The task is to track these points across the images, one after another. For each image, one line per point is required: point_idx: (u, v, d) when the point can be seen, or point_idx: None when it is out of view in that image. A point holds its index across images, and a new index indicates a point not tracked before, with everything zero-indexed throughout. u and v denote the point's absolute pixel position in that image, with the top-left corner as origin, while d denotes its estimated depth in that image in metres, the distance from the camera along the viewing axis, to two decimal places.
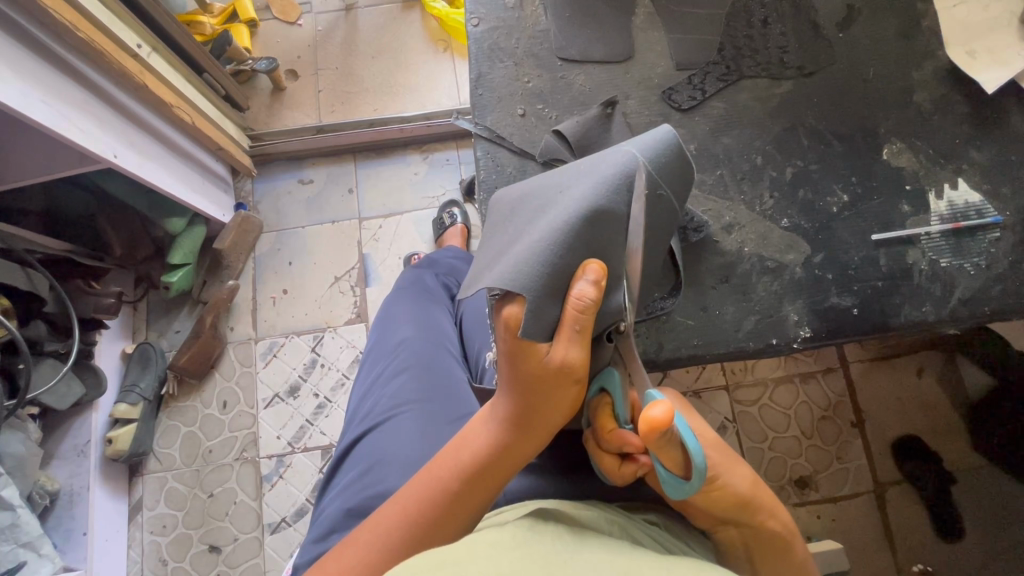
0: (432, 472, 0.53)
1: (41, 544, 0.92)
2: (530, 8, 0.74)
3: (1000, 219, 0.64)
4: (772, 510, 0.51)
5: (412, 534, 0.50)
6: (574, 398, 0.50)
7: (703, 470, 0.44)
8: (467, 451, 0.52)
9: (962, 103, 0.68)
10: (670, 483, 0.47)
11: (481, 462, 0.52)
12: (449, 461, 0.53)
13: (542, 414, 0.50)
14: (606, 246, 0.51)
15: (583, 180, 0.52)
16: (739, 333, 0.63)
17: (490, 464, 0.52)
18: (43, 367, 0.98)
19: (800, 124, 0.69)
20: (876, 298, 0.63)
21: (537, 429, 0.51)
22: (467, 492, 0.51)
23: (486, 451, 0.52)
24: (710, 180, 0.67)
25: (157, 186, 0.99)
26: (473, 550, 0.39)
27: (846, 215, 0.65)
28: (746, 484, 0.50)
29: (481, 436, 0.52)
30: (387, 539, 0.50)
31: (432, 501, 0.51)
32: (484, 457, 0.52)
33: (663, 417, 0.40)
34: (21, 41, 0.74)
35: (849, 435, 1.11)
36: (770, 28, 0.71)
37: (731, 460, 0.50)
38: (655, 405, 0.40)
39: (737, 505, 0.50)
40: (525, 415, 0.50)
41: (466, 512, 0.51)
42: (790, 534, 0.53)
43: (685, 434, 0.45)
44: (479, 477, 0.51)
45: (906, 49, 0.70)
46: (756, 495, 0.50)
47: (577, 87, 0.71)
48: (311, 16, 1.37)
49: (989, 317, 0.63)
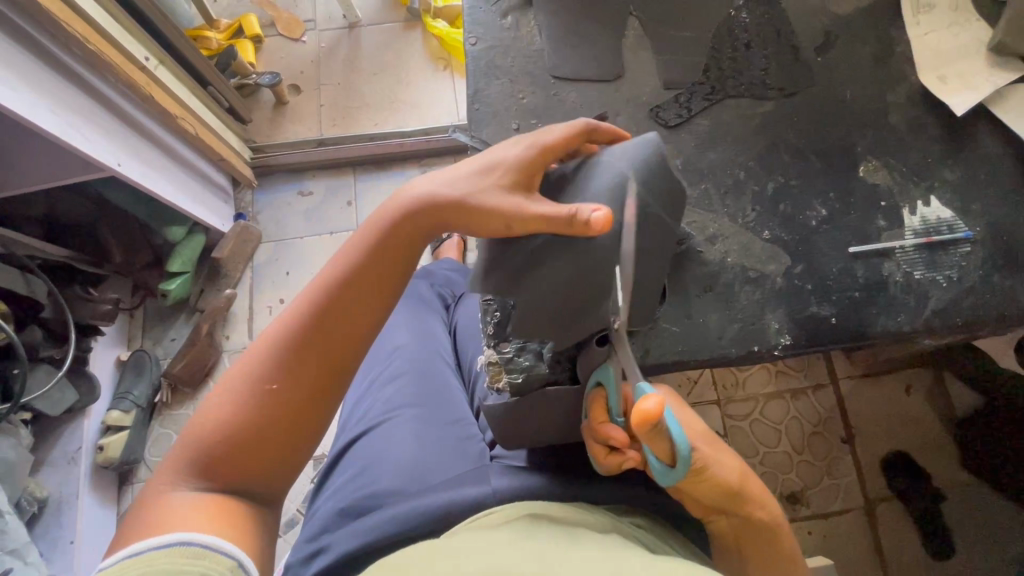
0: (380, 235, 0.56)
1: (27, 552, 0.92)
2: (526, 28, 0.77)
3: (970, 233, 0.67)
4: (764, 504, 0.55)
5: (299, 344, 0.52)
6: (488, 202, 0.54)
7: (688, 459, 0.47)
8: (367, 235, 0.56)
9: (934, 125, 0.71)
10: (661, 474, 0.50)
11: (395, 253, 0.56)
12: (397, 224, 0.56)
13: (472, 206, 0.54)
14: (601, 263, 0.53)
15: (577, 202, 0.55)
16: (723, 339, 0.65)
17: (387, 254, 0.56)
18: (39, 373, 1.00)
19: (781, 141, 0.71)
20: (854, 307, 0.65)
21: (464, 222, 0.55)
22: (390, 245, 0.56)
23: (387, 231, 0.56)
24: (696, 193, 0.70)
25: (160, 196, 1.02)
26: (474, 552, 0.43)
27: (824, 229, 0.68)
28: (734, 476, 0.53)
29: (388, 215, 0.56)
30: (275, 350, 0.52)
31: (373, 262, 0.55)
32: (420, 219, 0.56)
33: (654, 409, 0.43)
34: (33, 52, 0.78)
35: (839, 450, 1.13)
36: (753, 52, 0.74)
37: (721, 454, 0.54)
38: (647, 398, 0.44)
39: (727, 494, 0.53)
40: (441, 211, 0.55)
41: (393, 267, 0.56)
42: (779, 524, 0.56)
43: (672, 426, 0.48)
44: (409, 235, 0.56)
45: (881, 73, 0.73)
46: (744, 486, 0.53)
47: (570, 103, 0.73)
48: (314, 33, 1.41)
49: (962, 328, 0.65)
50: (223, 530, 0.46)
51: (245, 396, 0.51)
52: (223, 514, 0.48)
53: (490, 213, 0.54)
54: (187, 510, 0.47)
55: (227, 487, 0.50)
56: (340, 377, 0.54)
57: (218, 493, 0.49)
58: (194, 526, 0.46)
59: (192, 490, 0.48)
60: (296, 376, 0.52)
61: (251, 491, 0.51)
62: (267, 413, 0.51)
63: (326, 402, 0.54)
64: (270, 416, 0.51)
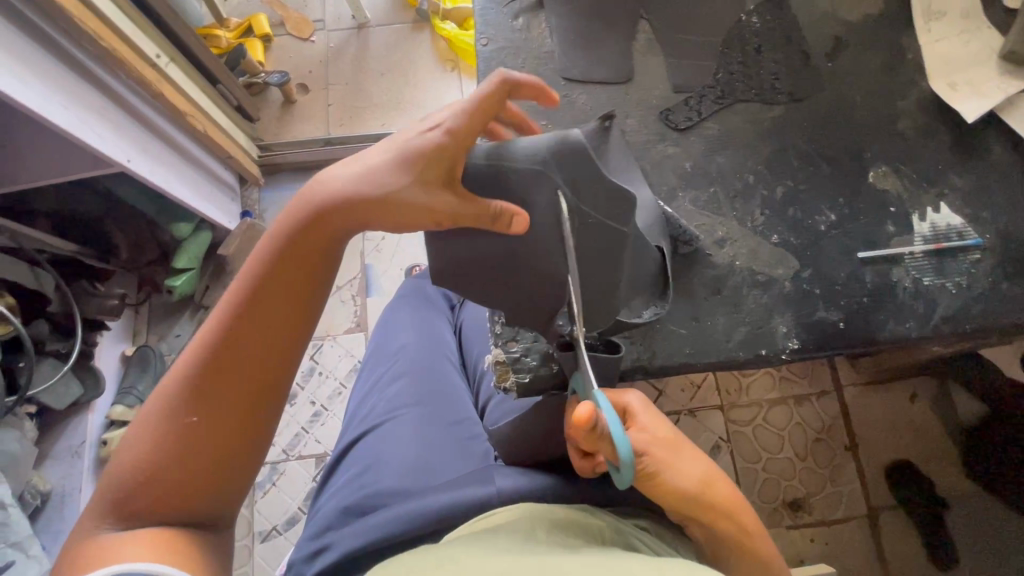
0: (289, 236, 0.48)
1: (29, 545, 0.92)
2: (538, 30, 0.77)
3: (980, 241, 0.67)
4: (730, 514, 0.54)
5: (213, 368, 0.47)
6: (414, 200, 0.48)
7: (629, 463, 0.45)
8: (272, 245, 0.49)
9: (945, 132, 0.71)
10: (613, 470, 0.49)
11: (311, 255, 0.49)
12: (305, 223, 0.48)
13: (396, 208, 0.48)
14: (549, 276, 0.55)
15: (512, 200, 0.53)
16: (731, 343, 0.65)
17: (302, 259, 0.49)
18: (44, 367, 1.00)
19: (791, 146, 0.71)
20: (862, 313, 0.65)
21: (387, 220, 0.48)
22: (304, 247, 0.48)
23: (293, 239, 0.48)
24: (705, 197, 0.70)
25: (168, 192, 1.03)
26: (474, 555, 0.43)
27: (833, 233, 0.68)
28: (691, 483, 0.52)
29: (292, 221, 0.49)
30: (186, 384, 0.47)
31: (285, 265, 0.48)
32: (335, 216, 0.48)
33: (585, 414, 0.45)
34: (45, 46, 0.79)
35: (842, 458, 1.13)
36: (763, 57, 0.74)
37: (679, 460, 0.53)
38: (582, 404, 0.45)
39: (682, 499, 0.52)
40: (357, 207, 0.48)
41: (309, 270, 0.49)
42: (749, 537, 0.55)
43: (613, 422, 0.46)
44: (324, 234, 0.49)
45: (891, 80, 0.73)
46: (705, 493, 0.53)
47: (580, 105, 0.74)
48: (323, 33, 1.41)
49: (971, 336, 0.65)
50: (166, 560, 0.43)
51: (160, 431, 0.46)
52: (167, 541, 0.45)
53: (419, 212, 0.48)
54: (122, 547, 0.44)
55: (158, 522, 0.46)
56: (268, 393, 0.49)
57: (159, 526, 0.46)
58: (134, 557, 0.43)
59: (119, 530, 0.45)
60: (217, 403, 0.47)
61: (191, 520, 0.48)
62: (192, 443, 0.46)
63: (254, 425, 0.49)
64: (194, 445, 0.47)
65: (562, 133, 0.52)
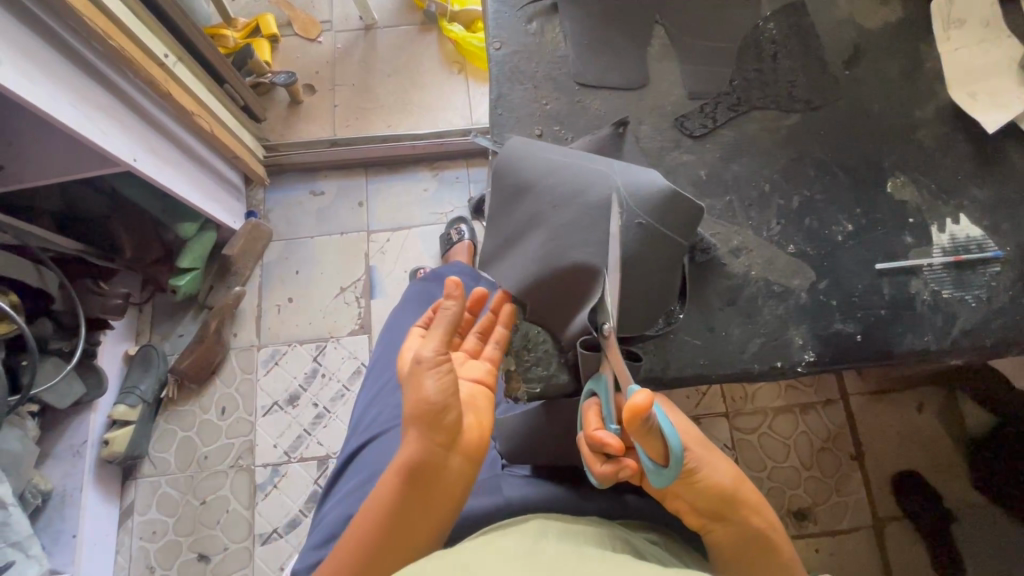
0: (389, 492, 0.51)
1: (29, 545, 0.92)
2: (551, 34, 0.76)
3: (1000, 253, 0.66)
4: (759, 509, 0.54)
5: None
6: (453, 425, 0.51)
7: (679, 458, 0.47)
8: (371, 522, 0.51)
9: (963, 142, 0.71)
10: (652, 473, 0.49)
11: (411, 504, 0.51)
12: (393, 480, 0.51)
13: (436, 433, 0.51)
14: (587, 267, 0.57)
15: (570, 202, 0.59)
16: (745, 354, 0.64)
17: (408, 512, 0.51)
18: (47, 366, 0.99)
19: (808, 155, 0.71)
20: (879, 325, 0.64)
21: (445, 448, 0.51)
22: (408, 501, 0.51)
23: (389, 514, 0.51)
24: (719, 206, 0.69)
25: (174, 192, 1.02)
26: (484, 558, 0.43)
27: (849, 244, 0.67)
28: (727, 478, 0.52)
29: (384, 498, 0.51)
30: None
31: (390, 519, 0.51)
32: (416, 467, 0.51)
33: (644, 403, 0.44)
34: (53, 45, 0.78)
35: (849, 467, 1.12)
36: (779, 64, 0.73)
37: (712, 454, 0.53)
38: (638, 393, 0.45)
39: (720, 496, 0.52)
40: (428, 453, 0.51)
41: (417, 516, 0.51)
42: (776, 533, 0.55)
43: (662, 422, 0.48)
44: (418, 486, 0.51)
45: (908, 90, 0.73)
46: (740, 488, 0.53)
47: (593, 111, 0.73)
48: (331, 34, 1.41)
49: (990, 350, 0.64)
50: None
51: None
52: None
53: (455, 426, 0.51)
54: None
55: None
56: None
57: None
58: None
59: None
60: None
61: None
62: None
63: None
64: None
65: (650, 178, 0.58)
